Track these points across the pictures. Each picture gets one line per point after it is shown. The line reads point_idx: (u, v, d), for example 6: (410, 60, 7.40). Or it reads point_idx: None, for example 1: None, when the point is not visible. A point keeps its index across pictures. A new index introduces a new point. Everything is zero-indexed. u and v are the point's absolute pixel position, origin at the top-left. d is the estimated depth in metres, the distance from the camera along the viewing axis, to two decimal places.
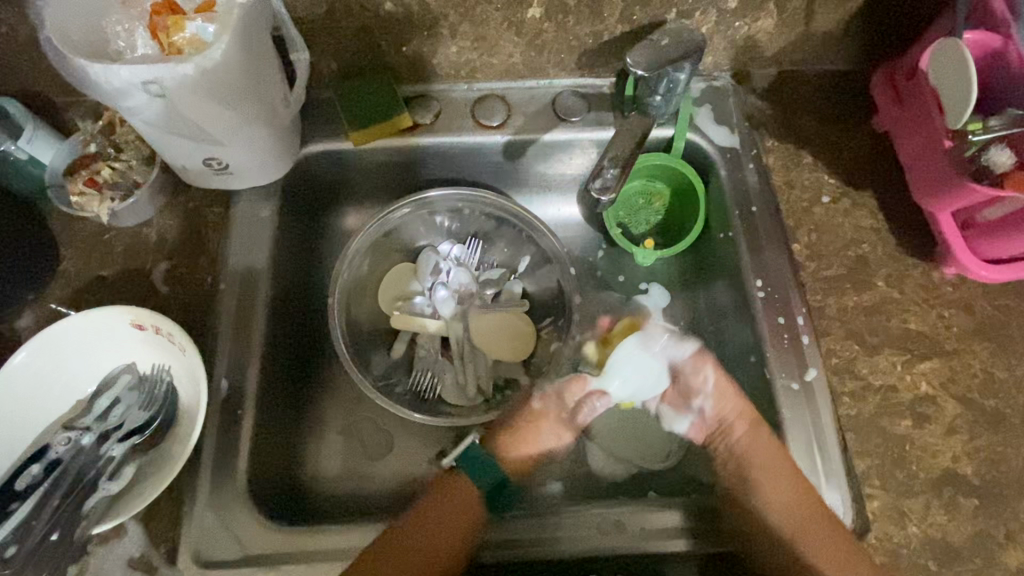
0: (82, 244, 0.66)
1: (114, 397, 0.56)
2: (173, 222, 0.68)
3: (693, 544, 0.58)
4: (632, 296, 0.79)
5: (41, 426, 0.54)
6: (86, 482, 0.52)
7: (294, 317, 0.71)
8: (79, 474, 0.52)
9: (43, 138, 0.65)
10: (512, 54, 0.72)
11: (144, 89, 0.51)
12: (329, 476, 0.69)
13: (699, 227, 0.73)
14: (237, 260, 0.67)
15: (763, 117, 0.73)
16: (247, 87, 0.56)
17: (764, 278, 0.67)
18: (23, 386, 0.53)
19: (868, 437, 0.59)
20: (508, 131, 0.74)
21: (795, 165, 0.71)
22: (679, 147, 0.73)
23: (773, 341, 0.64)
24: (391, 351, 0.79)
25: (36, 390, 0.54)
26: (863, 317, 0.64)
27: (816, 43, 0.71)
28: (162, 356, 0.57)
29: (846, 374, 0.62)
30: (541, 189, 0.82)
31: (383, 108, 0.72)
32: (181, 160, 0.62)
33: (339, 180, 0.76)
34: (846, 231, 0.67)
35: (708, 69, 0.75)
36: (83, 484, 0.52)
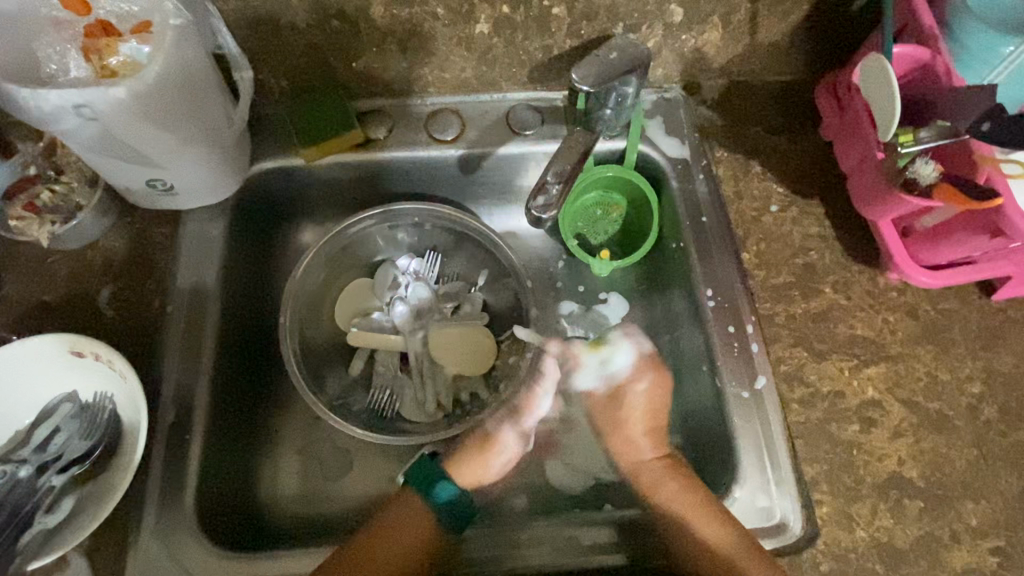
0: (23, 269, 0.65)
1: (54, 427, 0.55)
2: (119, 243, 0.67)
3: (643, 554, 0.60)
4: (591, 307, 0.80)
5: None
6: (22, 516, 0.50)
7: (248, 337, 0.70)
8: (14, 507, 0.51)
9: None
10: (463, 69, 0.72)
11: (77, 113, 0.50)
12: (286, 498, 0.68)
13: (653, 237, 0.73)
14: (185, 281, 0.66)
15: (712, 128, 0.74)
16: (186, 107, 0.55)
17: (716, 287, 0.68)
18: None
19: (817, 443, 0.60)
20: (461, 145, 0.75)
21: (744, 175, 0.72)
22: (631, 159, 0.73)
23: (724, 349, 0.65)
24: (350, 368, 0.78)
25: None
26: (811, 324, 0.65)
27: (762, 55, 0.72)
28: (102, 382, 0.55)
29: (795, 381, 0.63)
30: (499, 201, 0.82)
31: (335, 124, 0.71)
32: (124, 182, 0.61)
33: (293, 196, 0.75)
34: (794, 239, 0.68)
35: (659, 80, 0.76)
36: (19, 518, 0.50)
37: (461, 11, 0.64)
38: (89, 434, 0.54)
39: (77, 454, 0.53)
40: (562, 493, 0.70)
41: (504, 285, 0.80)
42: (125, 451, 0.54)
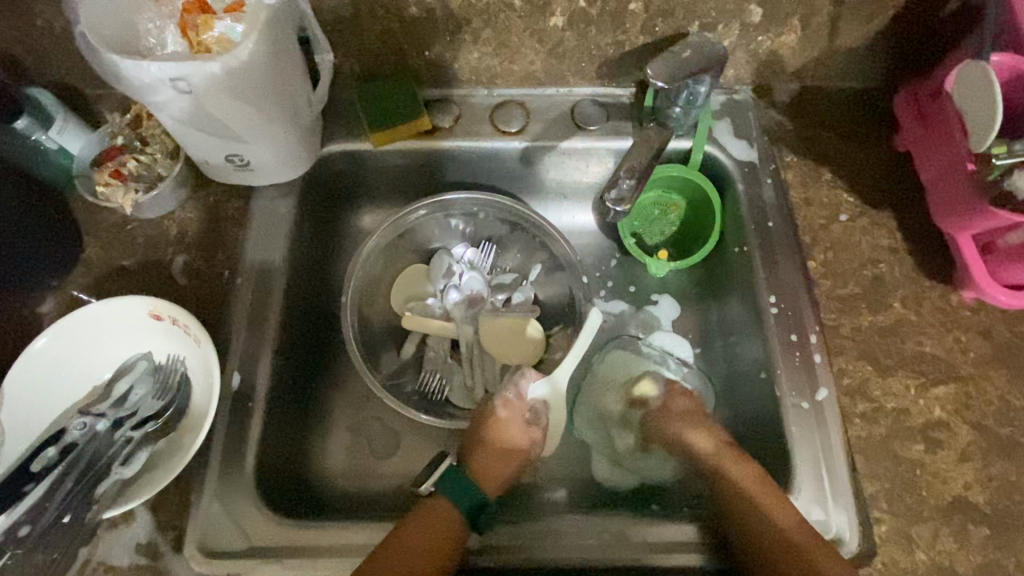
0: (105, 234, 0.69)
1: (131, 384, 0.57)
2: (195, 215, 0.69)
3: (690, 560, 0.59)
4: (643, 307, 0.79)
5: (58, 412, 0.56)
6: (99, 467, 0.53)
7: (307, 314, 0.72)
8: (92, 459, 0.54)
9: (73, 130, 0.67)
10: (533, 62, 0.72)
11: (172, 86, 0.52)
12: (335, 472, 0.70)
13: (714, 240, 0.72)
14: (254, 255, 0.68)
15: (782, 133, 0.73)
16: (272, 86, 0.57)
17: (778, 294, 0.66)
18: (43, 371, 0.55)
19: (878, 459, 0.58)
20: (526, 137, 0.75)
21: (813, 182, 0.70)
22: (697, 160, 0.73)
23: (784, 358, 0.64)
24: (401, 351, 0.79)
25: (54, 375, 0.55)
26: (877, 338, 0.63)
27: (840, 60, 0.71)
28: (178, 347, 0.58)
29: (858, 395, 0.61)
30: (556, 196, 0.82)
31: (403, 110, 0.72)
32: (205, 156, 0.64)
33: (357, 179, 0.77)
34: (863, 250, 0.67)
35: (729, 81, 0.75)
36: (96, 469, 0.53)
37: (538, 3, 0.65)
38: (162, 396, 0.57)
39: (150, 413, 0.56)
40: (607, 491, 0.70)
41: (558, 279, 0.80)
42: (192, 415, 0.56)
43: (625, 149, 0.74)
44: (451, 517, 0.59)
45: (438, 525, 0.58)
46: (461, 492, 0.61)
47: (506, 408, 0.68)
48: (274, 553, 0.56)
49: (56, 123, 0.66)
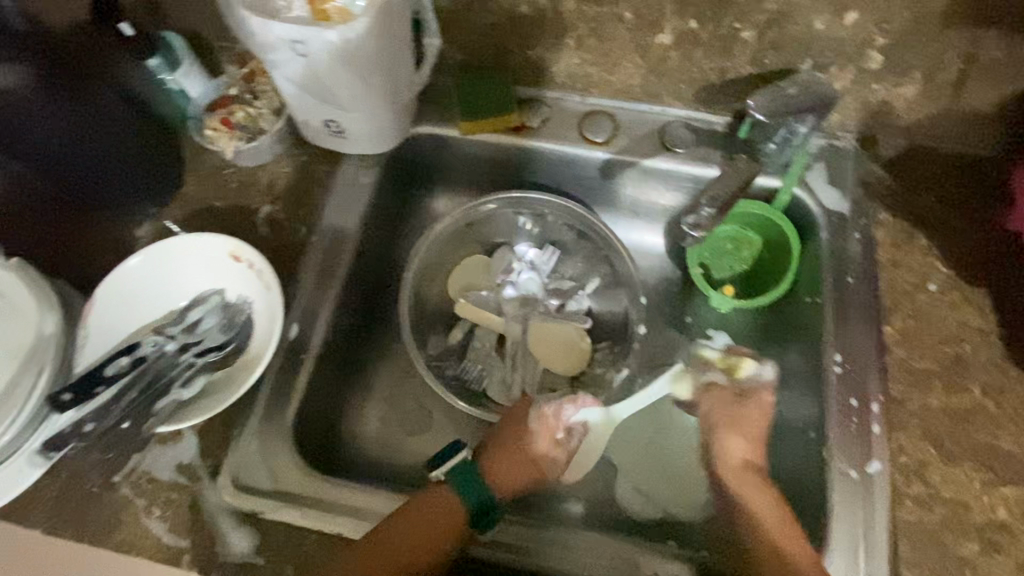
0: (203, 174, 0.74)
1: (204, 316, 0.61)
2: (286, 171, 0.73)
3: None
4: (696, 340, 0.77)
5: (135, 326, 0.60)
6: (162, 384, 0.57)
7: (369, 283, 0.75)
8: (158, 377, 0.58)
9: (196, 76, 0.72)
10: (632, 76, 0.72)
11: (291, 48, 0.55)
12: (365, 438, 0.72)
13: (784, 287, 0.70)
14: (330, 217, 0.71)
15: (880, 188, 0.69)
16: (380, 63, 0.60)
17: (845, 353, 0.63)
18: (130, 287, 0.60)
19: (924, 549, 0.54)
20: (610, 149, 0.74)
21: (905, 244, 0.66)
22: (783, 201, 0.70)
23: (840, 421, 0.60)
24: (449, 335, 0.81)
25: (139, 293, 0.60)
26: (947, 421, 0.59)
27: (959, 121, 0.66)
28: (248, 289, 0.61)
29: (914, 476, 0.57)
30: (629, 212, 0.81)
31: (496, 104, 0.74)
32: (307, 119, 0.67)
33: (437, 162, 0.79)
34: (948, 326, 0.62)
35: (833, 126, 0.71)
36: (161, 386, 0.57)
37: (649, 19, 0.64)
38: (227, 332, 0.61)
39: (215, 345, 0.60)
40: (627, 515, 0.68)
41: (615, 294, 0.79)
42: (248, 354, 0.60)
43: (708, 177, 0.73)
44: (456, 508, 0.59)
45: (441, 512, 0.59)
46: (468, 489, 0.60)
47: (538, 420, 0.65)
48: (296, 501, 0.58)
49: (183, 69, 0.71)
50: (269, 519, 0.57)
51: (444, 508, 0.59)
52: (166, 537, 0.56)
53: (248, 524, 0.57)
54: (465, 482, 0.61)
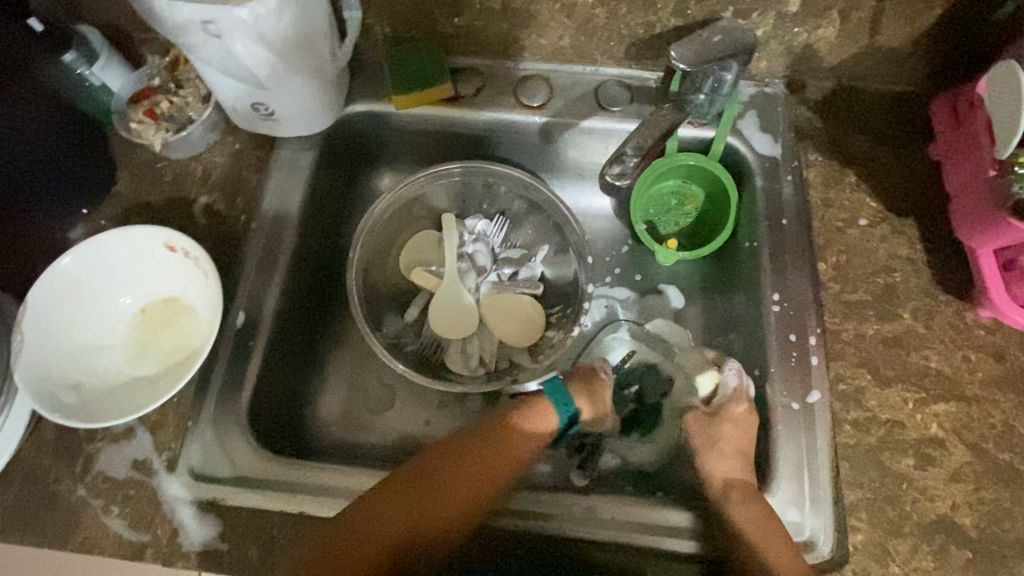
0: (135, 169, 0.72)
1: (165, 309, 0.63)
2: (220, 160, 0.72)
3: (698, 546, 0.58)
4: (646, 294, 0.79)
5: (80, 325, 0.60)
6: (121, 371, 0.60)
7: (320, 266, 0.75)
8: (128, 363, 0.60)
9: (114, 68, 0.70)
10: (562, 37, 0.72)
11: (203, 29, 0.54)
12: (328, 419, 0.73)
13: (725, 235, 0.71)
14: (270, 202, 0.70)
15: (811, 130, 0.71)
16: (301, 39, 0.58)
17: (782, 292, 0.65)
18: (65, 287, 0.59)
19: (864, 469, 0.57)
20: (547, 113, 0.75)
21: (836, 183, 0.69)
22: (718, 150, 0.71)
23: (780, 356, 0.62)
24: (405, 314, 0.80)
25: (77, 290, 0.59)
26: (880, 347, 0.61)
27: (879, 60, 0.69)
28: (197, 280, 0.61)
29: (852, 402, 0.59)
30: (575, 175, 0.82)
31: (427, 74, 0.73)
32: (232, 102, 0.65)
33: (376, 141, 0.78)
34: (878, 257, 0.65)
35: (761, 74, 0.73)
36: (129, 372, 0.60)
37: None
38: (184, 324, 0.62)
39: (175, 337, 0.62)
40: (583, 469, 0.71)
41: (568, 257, 0.80)
42: (199, 342, 0.60)
43: None
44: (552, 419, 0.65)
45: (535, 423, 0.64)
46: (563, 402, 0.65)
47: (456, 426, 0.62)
48: (260, 485, 0.59)
49: (99, 60, 0.69)
50: (230, 505, 0.58)
51: (541, 417, 0.64)
52: (128, 531, 0.57)
53: (209, 513, 0.58)
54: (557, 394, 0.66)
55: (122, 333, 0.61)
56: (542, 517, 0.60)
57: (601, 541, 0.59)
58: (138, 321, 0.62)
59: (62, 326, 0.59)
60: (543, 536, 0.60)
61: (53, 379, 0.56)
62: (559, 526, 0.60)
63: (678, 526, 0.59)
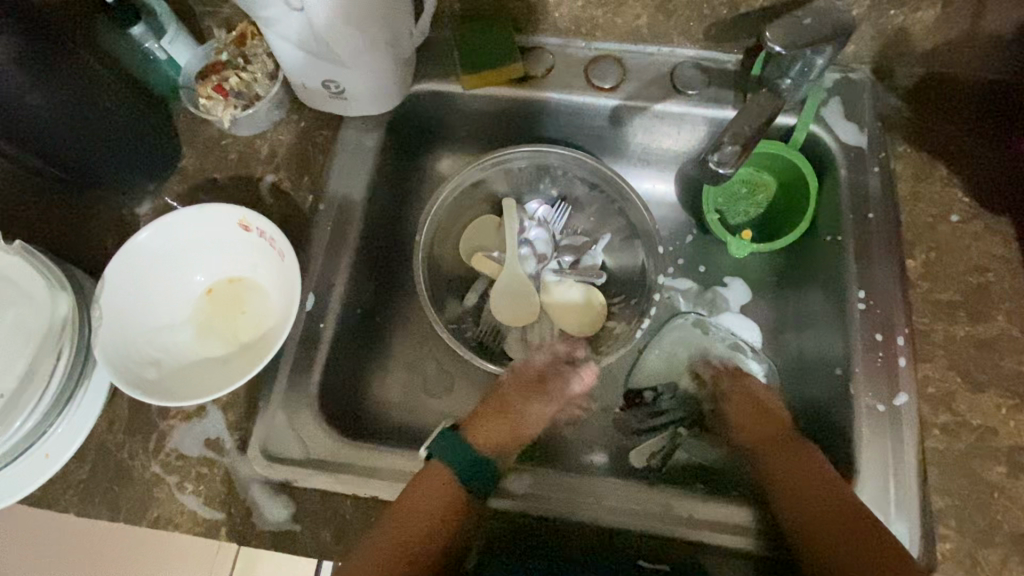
0: (201, 146, 0.71)
1: (240, 286, 0.63)
2: (286, 138, 0.71)
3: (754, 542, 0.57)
4: (711, 288, 0.76)
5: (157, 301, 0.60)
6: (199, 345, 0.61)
7: (382, 249, 0.74)
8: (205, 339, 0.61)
9: (182, 41, 0.70)
10: (639, 16, 0.69)
11: (286, 2, 0.52)
12: (387, 404, 0.72)
13: (803, 227, 0.69)
14: (337, 183, 0.69)
15: (898, 120, 0.68)
16: (381, 15, 0.56)
17: (867, 289, 0.62)
18: (142, 262, 0.59)
19: (954, 476, 0.55)
20: (619, 95, 0.72)
21: (925, 176, 0.66)
22: (800, 139, 0.68)
23: (865, 355, 0.60)
24: (463, 300, 0.79)
25: (153, 266, 0.60)
26: (972, 350, 0.59)
27: (978, 46, 0.65)
28: (271, 259, 0.61)
29: (941, 406, 0.57)
30: (641, 161, 0.80)
31: (499, 55, 0.71)
32: (303, 79, 0.64)
33: (439, 122, 0.77)
34: (970, 256, 0.62)
35: (848, 59, 0.69)
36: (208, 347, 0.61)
37: None
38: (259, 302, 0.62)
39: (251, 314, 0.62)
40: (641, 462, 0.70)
41: (632, 246, 0.78)
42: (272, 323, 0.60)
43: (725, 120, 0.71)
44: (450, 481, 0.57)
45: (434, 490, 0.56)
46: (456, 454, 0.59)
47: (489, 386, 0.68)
48: (331, 467, 0.59)
49: (167, 33, 0.68)
50: (303, 487, 0.58)
51: (434, 489, 0.56)
52: (201, 509, 0.57)
53: (281, 494, 0.58)
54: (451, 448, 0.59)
55: (196, 311, 0.62)
56: (564, 502, 0.59)
57: (624, 526, 0.58)
58: (214, 298, 0.62)
59: (145, 301, 0.60)
60: (569, 521, 0.59)
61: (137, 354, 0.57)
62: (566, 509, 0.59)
63: (738, 523, 0.58)
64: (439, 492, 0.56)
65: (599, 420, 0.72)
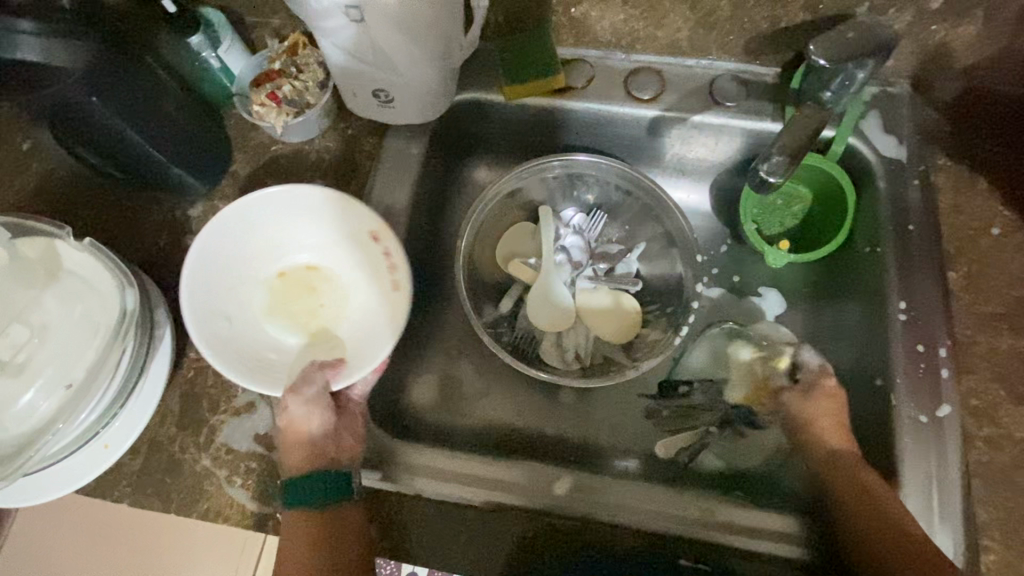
0: (252, 151, 0.74)
1: (314, 276, 0.68)
2: (333, 145, 0.73)
3: (801, 550, 0.58)
4: (746, 296, 0.76)
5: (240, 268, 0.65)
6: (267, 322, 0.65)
7: (422, 254, 0.76)
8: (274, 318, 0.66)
9: (236, 53, 0.72)
10: (680, 30, 0.70)
11: (346, 13, 0.54)
12: (424, 405, 0.73)
13: (842, 237, 0.69)
14: (383, 188, 0.71)
15: (937, 134, 0.69)
16: (434, 28, 0.58)
17: (909, 300, 0.62)
18: (252, 219, 0.64)
19: (998, 488, 0.55)
20: (658, 106, 0.73)
21: (965, 190, 0.66)
22: (838, 152, 0.69)
23: (907, 366, 0.60)
24: (499, 305, 0.80)
25: (251, 229, 0.65)
26: (1016, 363, 0.59)
27: (1020, 61, 0.65)
28: (384, 279, 0.65)
29: (985, 418, 0.57)
30: (676, 171, 0.81)
31: (541, 66, 0.73)
32: (353, 87, 0.66)
33: (480, 131, 0.79)
34: (1012, 269, 0.62)
35: (886, 73, 0.70)
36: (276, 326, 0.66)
37: None
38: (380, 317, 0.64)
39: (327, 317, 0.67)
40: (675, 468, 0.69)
41: (668, 254, 0.79)
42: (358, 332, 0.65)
43: (773, 133, 0.72)
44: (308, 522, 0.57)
45: (299, 535, 0.56)
46: (306, 491, 0.57)
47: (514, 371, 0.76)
48: None
49: (224, 45, 0.71)
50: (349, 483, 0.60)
51: (303, 531, 0.56)
52: (250, 502, 0.59)
53: None
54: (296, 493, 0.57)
55: (272, 285, 0.67)
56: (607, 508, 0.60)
57: (662, 533, 0.59)
58: (289, 279, 0.68)
59: (236, 258, 0.64)
60: (614, 527, 0.59)
61: (219, 309, 0.62)
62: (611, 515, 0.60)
63: (777, 529, 0.59)
64: (350, 518, 0.57)
65: (635, 426, 0.72)
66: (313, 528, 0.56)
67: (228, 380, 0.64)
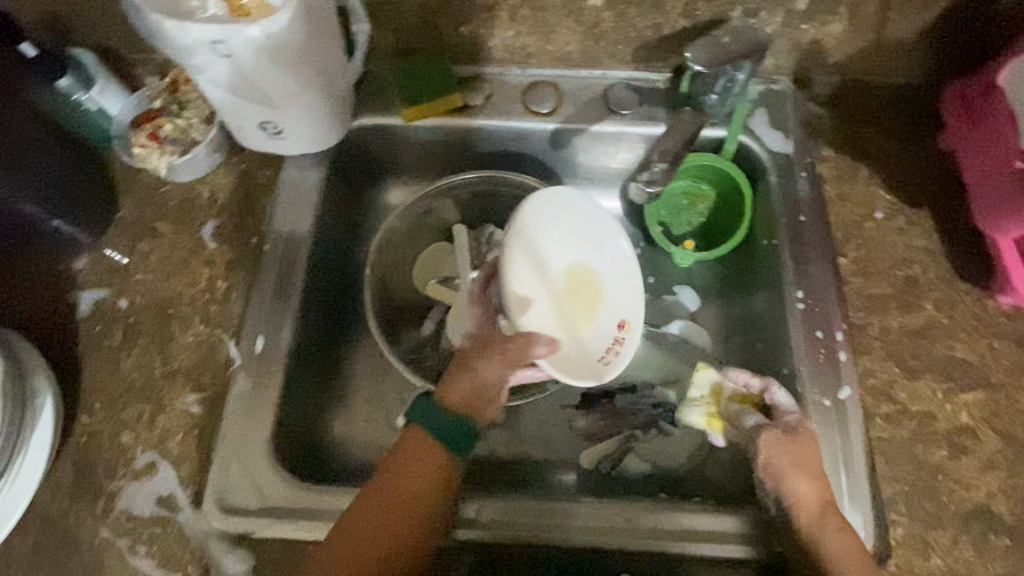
0: (139, 195, 0.70)
1: (574, 292, 0.68)
2: (227, 181, 0.70)
3: (740, 547, 0.58)
4: (661, 296, 0.77)
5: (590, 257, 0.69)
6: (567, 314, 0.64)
7: (332, 285, 0.73)
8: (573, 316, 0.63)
9: (112, 92, 0.68)
10: (569, 42, 0.71)
11: (212, 49, 0.52)
12: (348, 440, 0.71)
13: (742, 232, 0.71)
14: (281, 221, 0.69)
15: (820, 126, 0.72)
16: (309, 55, 0.57)
17: (806, 289, 0.65)
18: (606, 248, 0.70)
19: (898, 462, 0.57)
20: (557, 119, 0.74)
21: (849, 177, 0.69)
22: (731, 150, 0.72)
23: (808, 352, 0.62)
24: (420, 328, 0.79)
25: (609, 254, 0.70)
26: (906, 340, 0.62)
27: (886, 53, 0.69)
28: (601, 343, 0.67)
29: (882, 396, 0.60)
30: (586, 179, 0.81)
31: (436, 86, 0.72)
32: (238, 122, 0.64)
33: (384, 155, 0.77)
34: (897, 250, 0.65)
35: (768, 72, 0.73)
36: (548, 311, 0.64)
37: None
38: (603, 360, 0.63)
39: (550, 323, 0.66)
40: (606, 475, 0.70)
41: None
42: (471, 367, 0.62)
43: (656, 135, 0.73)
44: (428, 443, 0.58)
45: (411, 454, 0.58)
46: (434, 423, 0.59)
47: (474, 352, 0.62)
48: (288, 513, 0.57)
49: (98, 85, 0.67)
50: (264, 537, 0.57)
51: (416, 449, 0.58)
52: (157, 570, 0.56)
53: (242, 546, 0.57)
54: (428, 416, 0.59)
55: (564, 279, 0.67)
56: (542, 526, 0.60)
57: (602, 545, 0.59)
58: (572, 284, 0.68)
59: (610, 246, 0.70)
60: (551, 543, 0.59)
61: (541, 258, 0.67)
62: (564, 531, 0.59)
63: (712, 529, 0.59)
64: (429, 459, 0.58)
65: (564, 438, 0.72)
66: (422, 451, 0.58)
67: (124, 441, 0.60)
